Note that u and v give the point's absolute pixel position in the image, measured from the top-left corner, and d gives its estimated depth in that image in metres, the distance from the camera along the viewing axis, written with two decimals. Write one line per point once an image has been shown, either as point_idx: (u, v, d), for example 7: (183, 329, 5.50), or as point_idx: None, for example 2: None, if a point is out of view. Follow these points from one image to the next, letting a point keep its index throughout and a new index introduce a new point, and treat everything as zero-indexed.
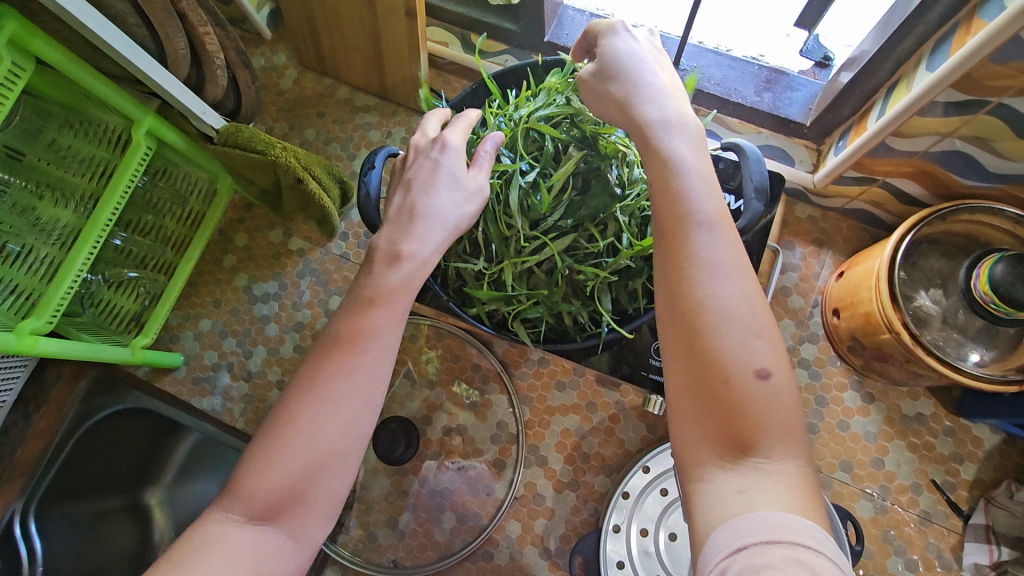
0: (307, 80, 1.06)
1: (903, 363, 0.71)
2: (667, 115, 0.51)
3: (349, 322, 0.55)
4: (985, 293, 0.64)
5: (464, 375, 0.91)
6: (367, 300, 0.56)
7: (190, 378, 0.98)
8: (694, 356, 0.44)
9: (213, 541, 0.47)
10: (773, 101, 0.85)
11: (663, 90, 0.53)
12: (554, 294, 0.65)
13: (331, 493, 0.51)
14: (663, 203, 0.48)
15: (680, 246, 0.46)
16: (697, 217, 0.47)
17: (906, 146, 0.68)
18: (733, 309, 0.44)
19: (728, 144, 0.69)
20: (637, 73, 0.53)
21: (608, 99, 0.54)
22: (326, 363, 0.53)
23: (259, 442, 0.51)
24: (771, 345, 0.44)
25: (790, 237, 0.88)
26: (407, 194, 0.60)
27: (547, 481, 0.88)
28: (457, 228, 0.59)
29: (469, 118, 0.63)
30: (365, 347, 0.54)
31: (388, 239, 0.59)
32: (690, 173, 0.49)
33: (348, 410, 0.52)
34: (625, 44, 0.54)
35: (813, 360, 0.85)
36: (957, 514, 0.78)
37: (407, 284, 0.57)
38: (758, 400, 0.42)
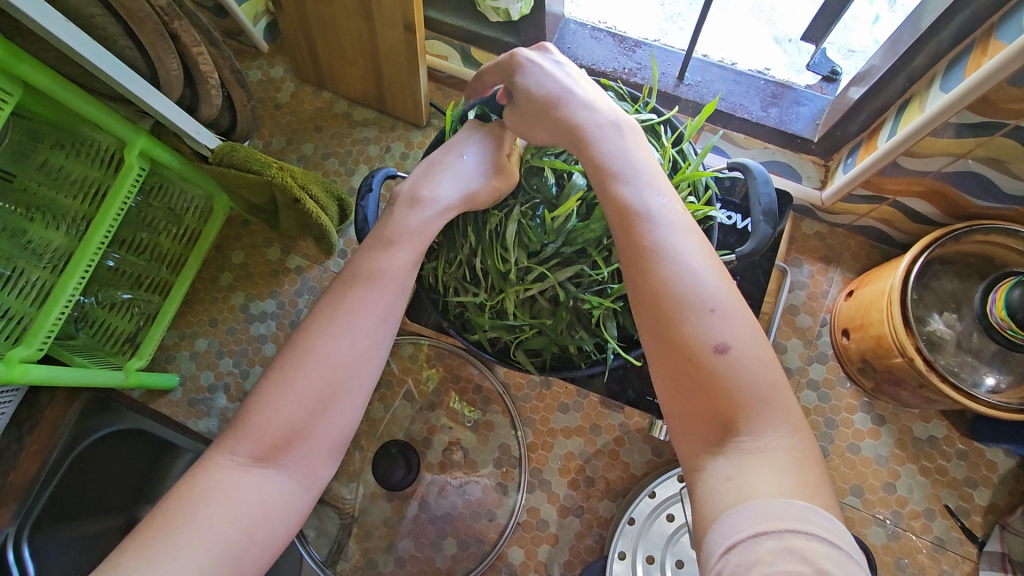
0: (305, 93, 1.05)
1: (916, 387, 0.69)
2: (597, 116, 0.52)
3: (369, 259, 0.55)
4: (1001, 318, 0.62)
5: (465, 396, 0.90)
6: (387, 240, 0.56)
7: (185, 400, 0.98)
8: (658, 352, 0.44)
9: (222, 477, 0.46)
10: (780, 116, 0.83)
11: (585, 94, 0.53)
12: (559, 324, 0.64)
13: (342, 432, 0.51)
14: (609, 205, 0.48)
15: (627, 242, 0.46)
16: (638, 210, 0.46)
17: (918, 165, 0.67)
18: (686, 292, 0.43)
19: (734, 163, 0.67)
20: (551, 88, 0.53)
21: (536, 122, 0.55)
22: (348, 298, 0.53)
23: (271, 374, 0.50)
24: (731, 317, 0.42)
25: (798, 254, 0.86)
26: (442, 153, 0.62)
27: (551, 506, 0.86)
28: (473, 194, 0.59)
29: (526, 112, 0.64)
30: (382, 286, 0.53)
31: (413, 185, 0.60)
32: (627, 165, 0.49)
33: (365, 340, 0.52)
34: (527, 75, 0.55)
35: (821, 381, 0.83)
36: (972, 541, 0.76)
37: (425, 229, 0.58)
38: (731, 378, 0.41)
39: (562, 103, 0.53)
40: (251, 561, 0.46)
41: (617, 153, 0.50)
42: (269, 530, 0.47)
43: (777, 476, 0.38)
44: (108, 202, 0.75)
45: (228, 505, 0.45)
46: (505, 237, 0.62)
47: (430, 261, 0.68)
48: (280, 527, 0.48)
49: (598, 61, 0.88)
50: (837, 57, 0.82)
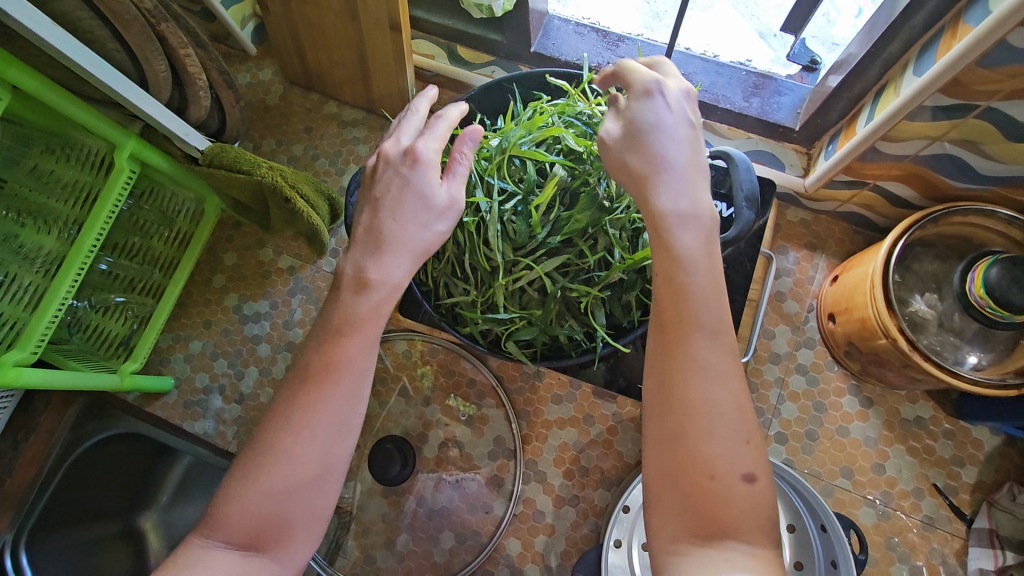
0: (294, 95, 1.05)
1: (901, 367, 0.71)
2: (683, 204, 0.49)
3: (321, 351, 0.52)
4: (980, 296, 0.64)
5: (459, 391, 0.90)
6: (335, 330, 0.52)
7: (181, 401, 0.96)
8: (676, 450, 0.45)
9: (196, 565, 0.47)
10: (762, 106, 0.84)
11: (688, 174, 0.49)
12: (549, 314, 0.65)
13: (320, 511, 0.51)
14: (668, 299, 0.48)
15: (679, 347, 0.47)
16: (698, 322, 0.47)
17: (896, 149, 0.68)
18: (723, 413, 0.45)
19: (717, 152, 0.69)
20: (659, 138, 0.49)
21: (625, 171, 0.50)
22: (302, 393, 0.51)
23: (239, 469, 0.50)
24: (758, 451, 0.45)
25: (783, 241, 0.88)
26: (374, 212, 0.54)
27: (547, 496, 0.86)
28: (425, 253, 0.54)
29: (447, 122, 0.55)
30: (339, 378, 0.51)
31: (353, 264, 0.53)
32: (702, 263, 0.48)
33: (324, 438, 0.50)
34: (647, 105, 0.49)
35: (810, 365, 0.84)
36: (961, 519, 0.77)
37: (377, 312, 0.53)
38: (743, 504, 0.44)
39: (654, 175, 0.49)
40: None
41: (692, 251, 0.48)
42: None
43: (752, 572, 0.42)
44: (96, 211, 0.75)
45: None
46: (489, 232, 0.62)
47: None
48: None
49: (582, 56, 0.89)
50: (820, 49, 0.83)
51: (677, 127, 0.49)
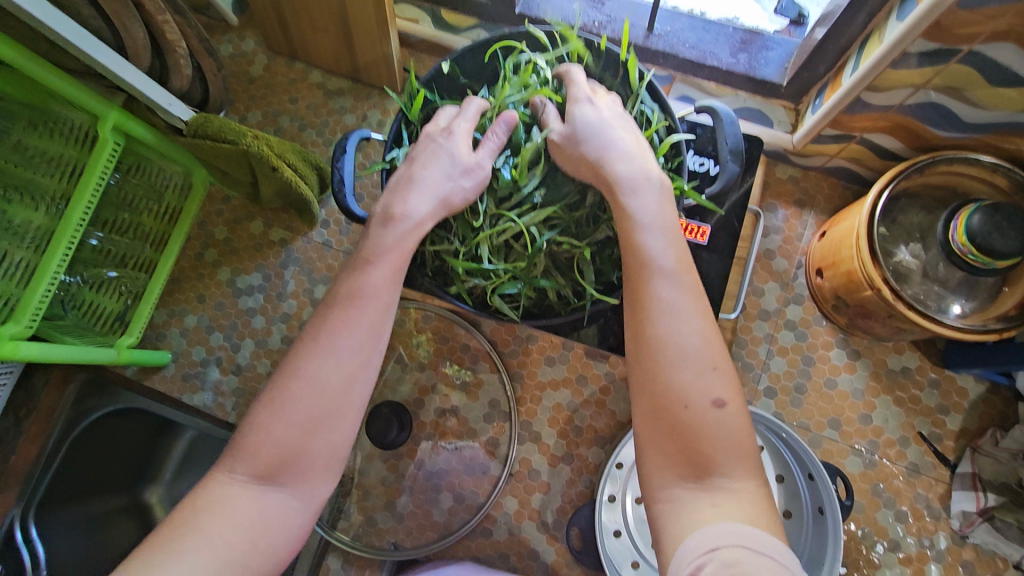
0: (278, 65, 1.04)
1: (886, 318, 0.72)
2: (631, 172, 0.55)
3: (349, 281, 0.56)
4: (963, 245, 0.64)
5: (454, 356, 0.91)
6: (363, 260, 0.56)
7: (179, 374, 0.97)
8: (652, 389, 0.49)
9: (225, 495, 0.49)
10: (749, 62, 0.84)
11: (630, 148, 0.56)
12: (533, 268, 0.65)
13: (339, 443, 0.52)
14: (628, 255, 0.52)
15: (641, 295, 0.50)
16: (657, 268, 0.51)
17: (882, 100, 0.68)
18: (689, 348, 0.48)
19: (701, 107, 0.68)
20: (600, 127, 0.57)
21: (578, 159, 0.58)
22: (328, 321, 0.54)
23: (264, 399, 0.52)
24: (728, 378, 0.48)
25: (772, 199, 0.88)
26: (407, 162, 0.60)
27: (542, 456, 0.88)
28: (448, 199, 0.59)
29: (477, 108, 0.62)
30: (364, 304, 0.54)
31: (383, 203, 0.59)
32: (655, 218, 0.53)
33: (349, 363, 0.52)
34: (582, 107, 0.59)
35: (798, 321, 0.85)
36: (944, 464, 0.79)
37: (402, 245, 0.57)
38: (718, 431, 0.47)
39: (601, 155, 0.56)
40: (256, 568, 0.47)
41: (644, 210, 0.53)
42: (274, 540, 0.49)
43: (742, 506, 0.45)
44: (84, 181, 0.75)
45: (229, 516, 0.47)
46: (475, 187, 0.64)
47: None
48: (284, 536, 0.49)
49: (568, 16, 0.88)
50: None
51: (610, 118, 0.58)
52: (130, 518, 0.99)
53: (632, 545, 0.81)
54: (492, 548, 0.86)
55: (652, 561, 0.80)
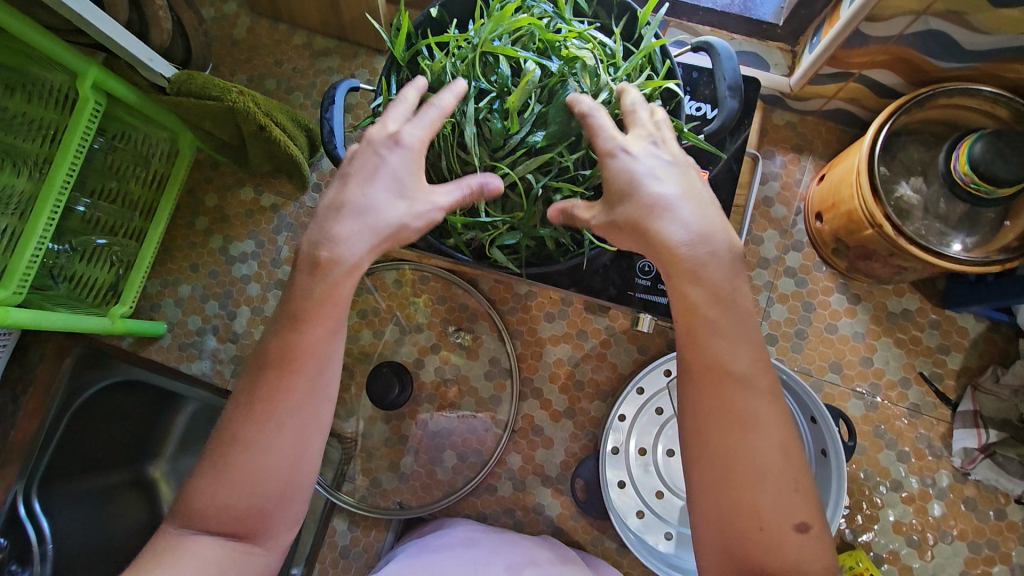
0: (261, 27, 1.01)
1: (888, 257, 0.72)
2: (695, 252, 0.50)
3: (280, 338, 0.54)
4: (965, 174, 0.63)
5: (453, 316, 0.90)
6: (294, 317, 0.54)
7: (176, 344, 0.96)
8: (727, 499, 0.46)
9: (183, 546, 0.51)
10: (744, 2, 0.83)
11: (689, 217, 0.50)
12: (531, 216, 0.64)
13: (294, 498, 0.54)
14: (698, 356, 0.49)
15: (718, 403, 0.48)
16: (733, 375, 0.48)
17: (882, 31, 0.66)
18: (768, 461, 0.46)
19: (699, 43, 0.66)
20: (639, 187, 0.50)
21: (625, 234, 0.51)
22: (265, 383, 0.53)
23: (210, 460, 0.53)
24: (809, 498, 0.46)
25: (770, 145, 0.87)
26: (342, 186, 0.56)
27: (544, 411, 0.88)
28: (387, 237, 0.55)
29: (436, 115, 0.55)
30: (303, 364, 0.53)
31: (314, 240, 0.55)
32: (723, 310, 0.49)
33: (291, 424, 0.53)
34: (624, 162, 0.51)
35: (798, 268, 0.84)
36: (946, 404, 0.79)
37: (335, 295, 0.55)
38: (800, 555, 0.45)
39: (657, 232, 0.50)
40: None
41: (713, 303, 0.49)
42: None
43: None
44: (65, 143, 0.73)
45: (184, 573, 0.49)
46: (465, 136, 0.61)
47: None
48: None
49: None
50: None
51: (658, 179, 0.51)
52: (134, 491, 0.99)
53: (637, 496, 0.82)
54: (497, 504, 0.86)
55: (657, 511, 0.81)
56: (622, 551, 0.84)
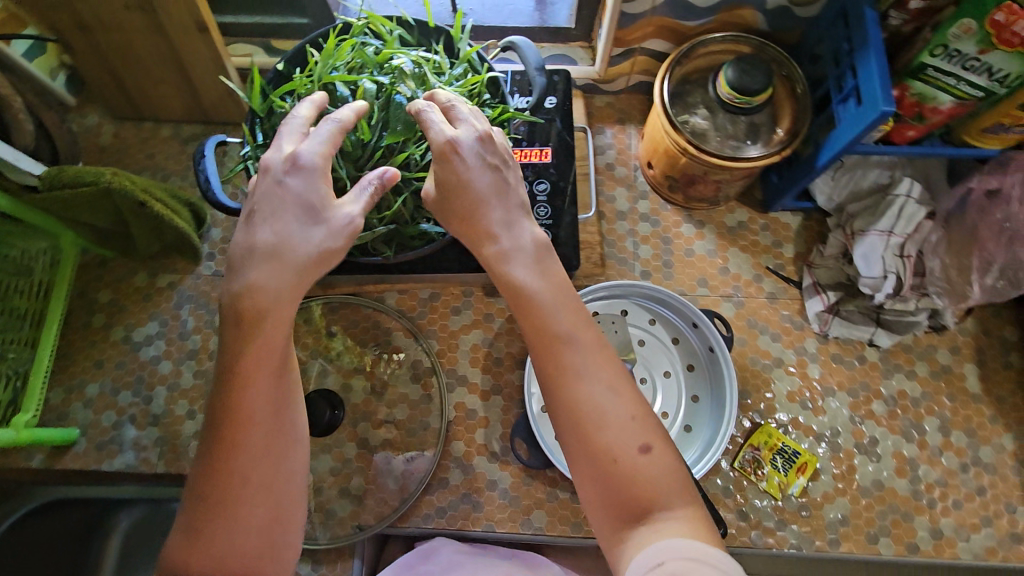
0: (126, 130, 1.07)
1: (705, 176, 0.88)
2: (509, 248, 0.60)
3: (227, 402, 0.55)
4: (729, 95, 0.80)
5: (368, 335, 0.95)
6: (237, 378, 0.55)
7: (93, 446, 0.91)
8: (581, 440, 0.55)
9: None
10: (541, 17, 1.01)
11: (502, 213, 0.61)
12: (406, 207, 0.74)
13: (287, 531, 0.58)
14: (534, 329, 0.59)
15: (551, 361, 0.57)
16: (559, 337, 0.58)
17: (637, 9, 0.85)
18: (603, 402, 0.56)
19: (504, 44, 0.80)
20: (469, 186, 0.60)
21: (456, 220, 0.61)
22: (221, 448, 0.55)
23: (189, 532, 0.55)
24: (645, 426, 0.56)
25: (599, 123, 1.03)
26: (256, 224, 0.57)
27: (474, 395, 0.93)
28: (312, 259, 0.57)
29: (331, 133, 0.60)
30: (252, 422, 0.55)
31: (233, 291, 0.56)
32: (543, 287, 0.59)
33: (260, 475, 0.56)
34: (453, 163, 0.59)
35: (649, 212, 0.99)
36: (793, 285, 0.95)
37: (271, 344, 0.56)
38: (648, 473, 0.54)
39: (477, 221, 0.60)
40: None
41: (532, 286, 0.59)
42: None
43: (689, 529, 0.52)
44: None
45: None
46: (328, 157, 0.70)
47: None
48: None
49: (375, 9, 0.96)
50: None
51: (482, 180, 0.60)
52: None
53: None
54: (454, 494, 0.88)
55: None
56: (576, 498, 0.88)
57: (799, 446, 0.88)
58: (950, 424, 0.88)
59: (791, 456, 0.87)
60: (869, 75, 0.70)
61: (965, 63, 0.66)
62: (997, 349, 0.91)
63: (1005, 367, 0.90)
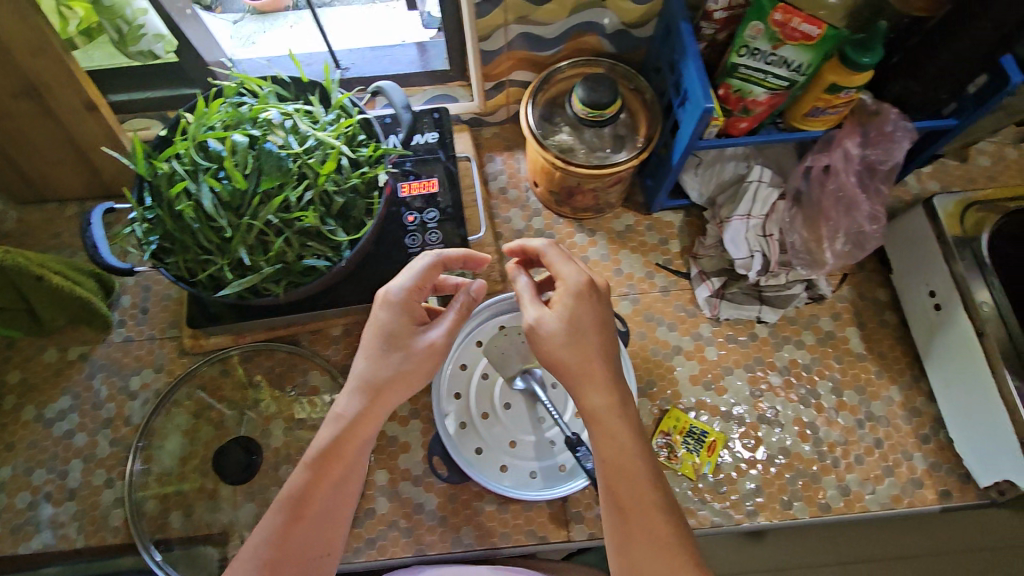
0: (31, 214, 1.09)
1: (581, 186, 0.95)
2: (613, 412, 0.67)
3: (315, 464, 0.70)
4: (584, 111, 0.88)
5: (284, 378, 0.96)
6: (327, 455, 0.70)
7: (7, 531, 0.89)
8: None
9: None
10: (421, 62, 1.08)
11: (611, 364, 0.70)
12: (290, 247, 0.78)
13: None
14: (628, 494, 0.65)
15: (640, 528, 0.64)
16: (651, 510, 0.64)
17: (494, 47, 0.93)
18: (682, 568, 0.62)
19: (372, 89, 0.87)
20: (589, 323, 0.70)
21: (568, 346, 0.69)
22: (299, 498, 0.69)
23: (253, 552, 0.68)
24: None
25: (488, 152, 1.11)
26: (373, 344, 0.72)
27: (392, 422, 0.94)
28: (405, 381, 0.72)
29: (427, 270, 0.74)
30: (327, 485, 0.70)
31: (351, 395, 0.71)
32: (644, 462, 0.66)
33: (319, 528, 0.70)
34: (580, 301, 0.70)
35: (544, 227, 1.06)
36: (683, 276, 1.01)
37: (360, 440, 0.71)
38: None
39: (589, 363, 0.68)
40: None
41: (636, 461, 0.66)
42: None
43: None
44: None
45: None
46: (207, 208, 0.74)
47: (167, 258, 0.79)
48: None
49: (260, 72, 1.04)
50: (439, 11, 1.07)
51: (600, 327, 0.70)
52: None
53: (495, 454, 0.90)
54: (382, 523, 0.88)
55: (517, 459, 0.90)
56: (502, 510, 0.88)
57: (706, 427, 0.92)
58: (841, 385, 0.93)
59: (698, 437, 0.91)
60: (692, 80, 0.78)
61: (766, 59, 0.75)
62: (873, 311, 0.98)
63: (882, 326, 0.97)
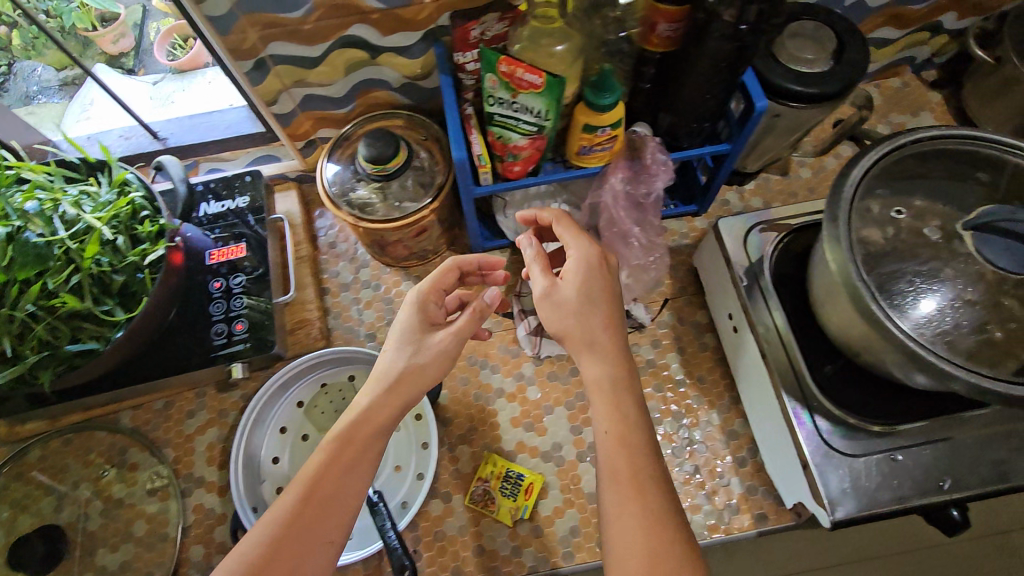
0: None
1: (385, 238, 0.94)
2: (621, 394, 0.67)
3: (345, 433, 0.68)
4: (369, 167, 0.88)
5: (104, 459, 0.95)
6: (350, 435, 0.67)
7: None
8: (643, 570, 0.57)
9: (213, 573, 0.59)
10: (240, 125, 1.07)
11: (620, 341, 0.70)
12: (58, 332, 0.78)
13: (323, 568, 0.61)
14: (628, 468, 0.63)
15: (641, 500, 0.61)
16: (655, 485, 0.62)
17: (286, 110, 0.94)
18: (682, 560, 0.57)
19: (155, 164, 0.88)
20: (598, 291, 0.71)
21: (572, 312, 0.70)
22: (331, 461, 0.66)
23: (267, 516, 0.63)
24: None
25: (318, 208, 1.11)
26: (401, 328, 0.75)
27: (212, 493, 0.93)
28: (422, 362, 0.73)
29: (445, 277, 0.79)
30: (356, 453, 0.67)
31: (384, 367, 0.72)
32: (647, 442, 0.65)
33: (336, 499, 0.64)
34: (595, 269, 0.72)
35: (372, 278, 1.06)
36: (507, 317, 1.01)
37: (383, 423, 0.69)
38: None
39: (597, 333, 0.70)
40: None
41: (642, 442, 0.65)
42: None
43: None
44: None
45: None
46: None
47: None
48: None
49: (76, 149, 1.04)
50: None
51: (612, 302, 0.72)
52: None
53: None
54: None
55: None
56: None
57: (525, 470, 0.90)
58: (660, 414, 0.93)
59: (515, 481, 0.89)
60: (451, 132, 0.79)
61: (512, 107, 0.76)
62: (692, 335, 0.98)
63: (701, 349, 0.97)
